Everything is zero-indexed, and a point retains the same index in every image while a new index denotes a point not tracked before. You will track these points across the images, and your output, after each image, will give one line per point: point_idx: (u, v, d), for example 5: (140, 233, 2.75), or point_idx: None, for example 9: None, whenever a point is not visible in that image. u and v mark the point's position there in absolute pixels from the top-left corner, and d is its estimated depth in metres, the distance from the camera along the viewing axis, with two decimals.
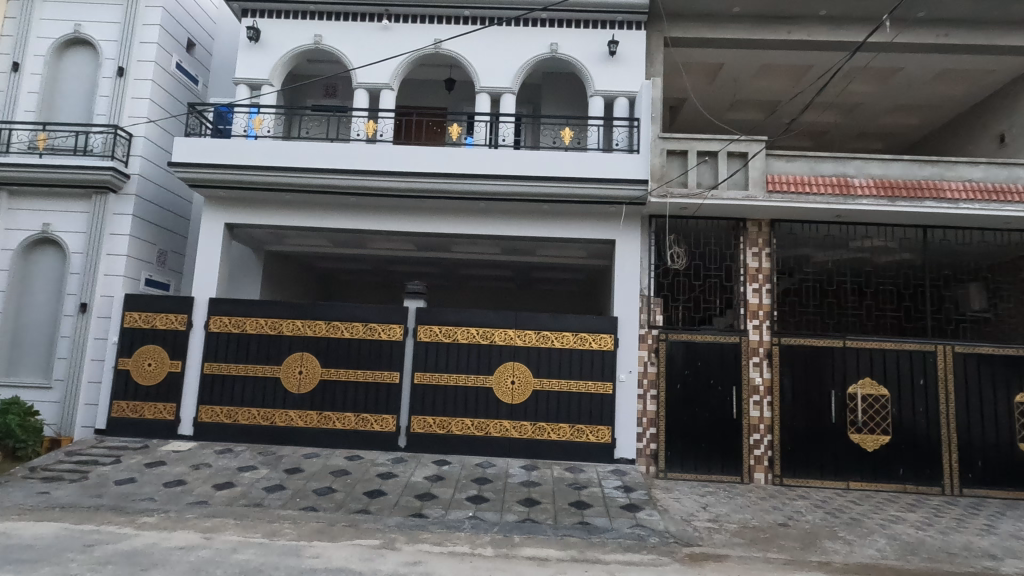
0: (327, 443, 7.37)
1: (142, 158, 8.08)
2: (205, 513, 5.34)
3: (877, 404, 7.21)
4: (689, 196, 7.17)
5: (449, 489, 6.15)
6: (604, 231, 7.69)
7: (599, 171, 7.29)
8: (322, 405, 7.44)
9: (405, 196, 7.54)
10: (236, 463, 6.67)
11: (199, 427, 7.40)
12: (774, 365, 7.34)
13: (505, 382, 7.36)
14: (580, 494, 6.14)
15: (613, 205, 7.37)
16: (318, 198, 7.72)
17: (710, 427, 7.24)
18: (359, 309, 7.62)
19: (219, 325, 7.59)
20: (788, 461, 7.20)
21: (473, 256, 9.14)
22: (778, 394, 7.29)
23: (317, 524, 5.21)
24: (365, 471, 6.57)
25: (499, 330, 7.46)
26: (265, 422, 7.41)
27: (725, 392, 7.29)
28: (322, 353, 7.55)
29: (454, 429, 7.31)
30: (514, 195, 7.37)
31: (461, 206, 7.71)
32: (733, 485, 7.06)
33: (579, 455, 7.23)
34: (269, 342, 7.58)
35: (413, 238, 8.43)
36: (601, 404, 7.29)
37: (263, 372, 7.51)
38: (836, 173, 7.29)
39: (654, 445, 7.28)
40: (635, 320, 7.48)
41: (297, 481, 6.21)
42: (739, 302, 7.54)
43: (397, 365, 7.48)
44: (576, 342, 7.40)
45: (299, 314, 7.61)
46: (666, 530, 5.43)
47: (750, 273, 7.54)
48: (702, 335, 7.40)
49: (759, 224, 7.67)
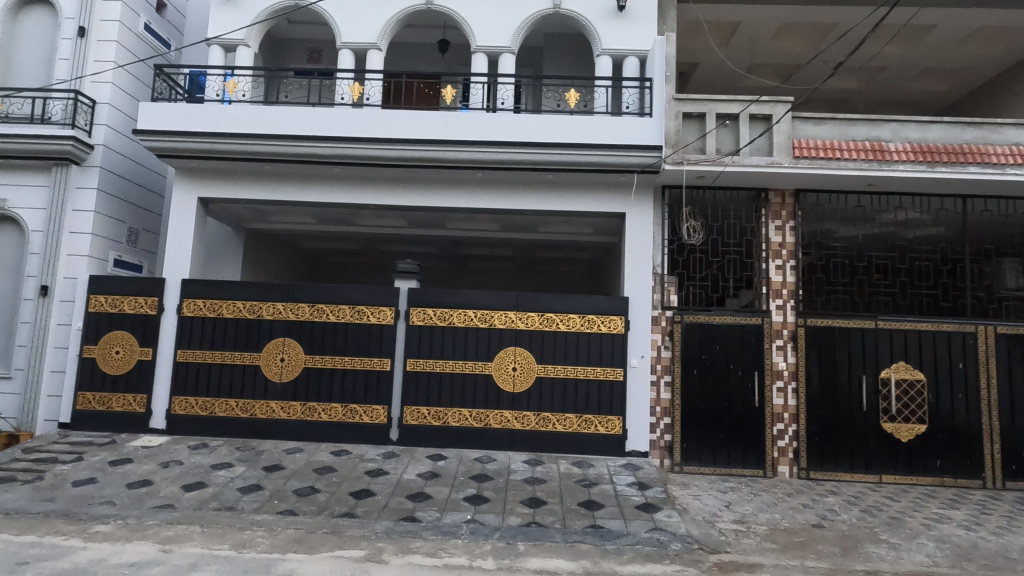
0: (311, 437, 6.75)
1: (107, 126, 7.38)
2: (168, 519, 4.72)
3: (912, 390, 6.59)
4: (707, 162, 6.48)
5: (445, 489, 5.55)
6: (614, 204, 7.04)
7: (608, 137, 6.63)
8: (306, 396, 6.81)
9: (395, 167, 6.86)
10: (210, 460, 6.06)
11: (171, 420, 6.78)
12: (798, 348, 6.73)
13: (506, 370, 6.74)
14: (590, 493, 5.54)
15: (624, 173, 6.70)
16: (300, 169, 7.04)
17: (730, 417, 6.64)
18: (347, 290, 6.98)
19: (193, 309, 6.95)
20: (815, 453, 6.61)
21: (471, 234, 8.49)
22: (804, 380, 6.69)
23: (295, 531, 4.59)
24: (353, 468, 5.96)
25: (499, 312, 6.83)
26: (244, 415, 6.79)
27: (746, 379, 6.68)
28: (306, 339, 6.91)
29: (452, 421, 6.70)
30: (515, 164, 6.70)
31: (456, 177, 7.03)
32: (755, 480, 6.47)
33: (588, 448, 6.63)
34: (248, 327, 6.94)
35: (404, 214, 7.76)
36: (610, 392, 6.69)
37: (241, 360, 6.87)
38: (870, 137, 6.62)
39: (668, 436, 6.69)
40: (647, 301, 6.86)
41: (276, 481, 5.59)
42: (760, 280, 6.92)
43: (388, 352, 6.85)
44: (583, 325, 6.78)
45: (281, 296, 6.97)
46: (688, 534, 4.82)
47: (773, 249, 6.91)
48: (721, 317, 6.76)
49: (781, 195, 7.00)
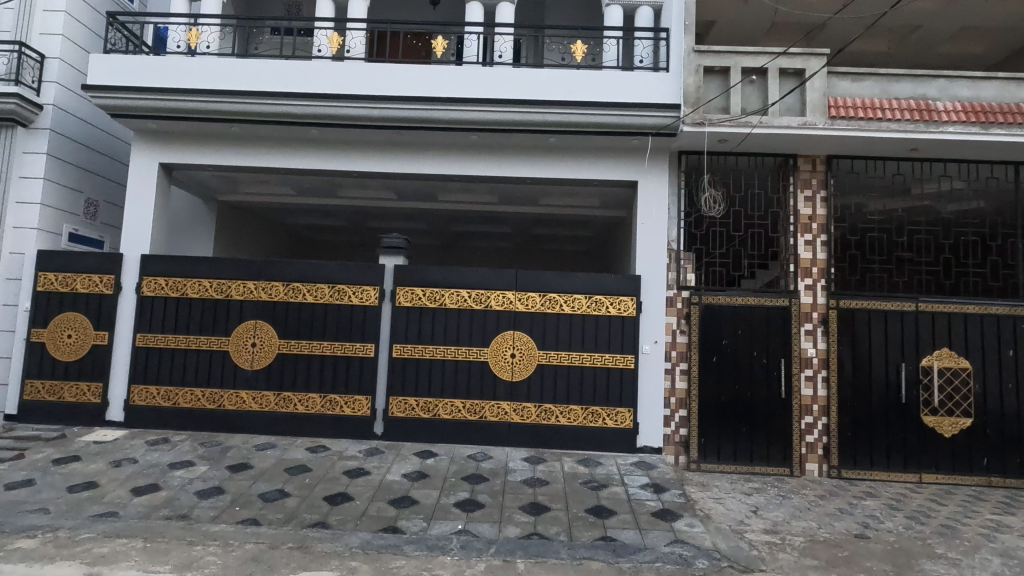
0: (286, 430, 6.06)
1: (58, 84, 6.57)
2: (106, 532, 4.02)
3: (956, 380, 5.90)
4: (731, 122, 5.73)
5: (433, 492, 4.85)
6: (624, 171, 6.30)
7: (619, 95, 5.86)
8: (280, 385, 6.11)
9: (378, 129, 6.10)
10: (169, 458, 5.36)
11: (129, 411, 6.09)
12: (830, 333, 6.04)
13: (503, 357, 6.04)
14: (599, 497, 4.84)
15: (637, 136, 5.95)
16: (272, 131, 6.26)
17: (754, 409, 5.95)
18: (325, 268, 6.25)
19: (153, 288, 6.22)
20: (847, 449, 5.94)
21: (465, 207, 7.74)
22: (835, 368, 6.00)
23: (253, 547, 3.89)
24: (329, 468, 5.26)
25: (496, 292, 6.11)
26: (211, 406, 6.08)
27: (770, 367, 5.98)
28: (280, 321, 6.19)
29: (442, 414, 6.01)
30: (514, 125, 5.93)
31: (448, 141, 6.27)
32: (781, 479, 5.80)
33: (594, 443, 5.96)
34: (215, 308, 6.21)
35: (391, 183, 7.01)
36: (619, 381, 6.01)
37: (208, 345, 6.16)
38: (915, 94, 5.87)
39: (684, 431, 6.02)
40: (661, 280, 6.14)
41: (241, 483, 4.89)
42: (787, 257, 6.22)
43: (371, 337, 6.14)
44: (589, 307, 6.07)
45: (251, 274, 6.23)
46: (715, 548, 4.14)
47: (802, 222, 6.19)
48: (745, 298, 6.04)
49: (812, 161, 6.26)
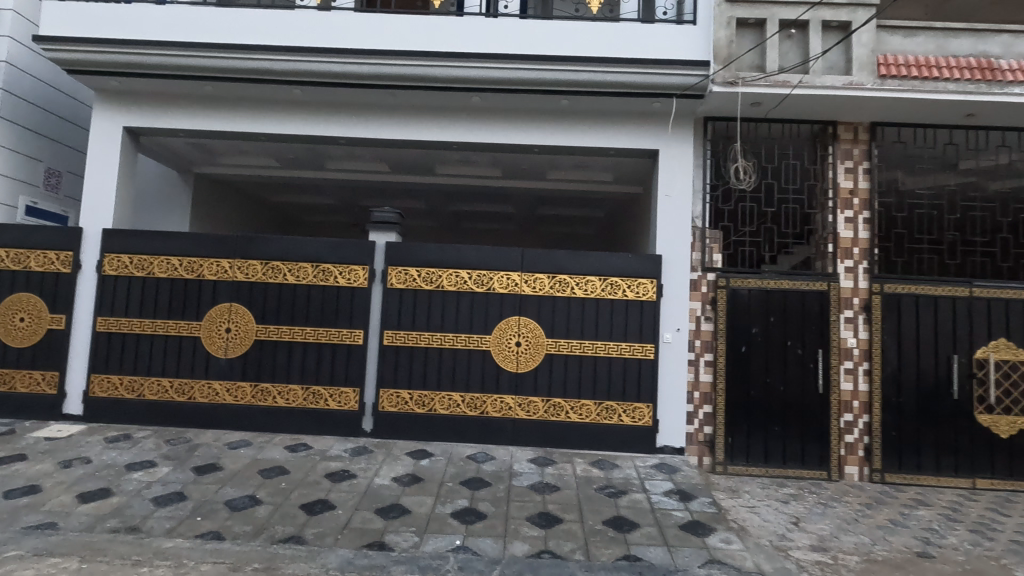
0: (264, 426, 5.42)
1: (10, 38, 5.87)
2: (37, 550, 3.38)
3: (1015, 374, 5.26)
4: (767, 82, 5.06)
5: (427, 499, 4.21)
6: (644, 138, 5.62)
7: (640, 51, 5.18)
8: (257, 376, 5.46)
9: (369, 89, 5.41)
10: (128, 457, 4.72)
11: (88, 404, 5.44)
12: (872, 321, 5.40)
13: (508, 346, 5.40)
14: (617, 507, 4.21)
15: (660, 98, 5.27)
16: (248, 91, 5.57)
17: (787, 405, 5.32)
18: (309, 245, 5.58)
19: (116, 267, 5.56)
20: (891, 451, 5.31)
21: (464, 181, 7.07)
22: (878, 360, 5.37)
23: (211, 570, 3.24)
24: (309, 470, 4.63)
25: (500, 274, 5.45)
26: (180, 398, 5.44)
27: (806, 359, 5.34)
28: (258, 305, 5.53)
29: (439, 409, 5.38)
30: (521, 85, 5.24)
31: (447, 103, 5.59)
32: (818, 485, 5.17)
33: (609, 443, 5.33)
34: (185, 289, 5.55)
35: (383, 153, 6.34)
36: (637, 373, 5.38)
37: (177, 330, 5.51)
38: (975, 52, 5.20)
39: (709, 429, 5.39)
40: (683, 261, 5.48)
41: (206, 488, 4.25)
42: (825, 236, 5.58)
43: (360, 322, 5.49)
44: (604, 291, 5.42)
45: (226, 251, 5.57)
46: (759, 570, 3.50)
47: (842, 197, 5.53)
48: (778, 281, 5.39)
49: (853, 129, 5.59)
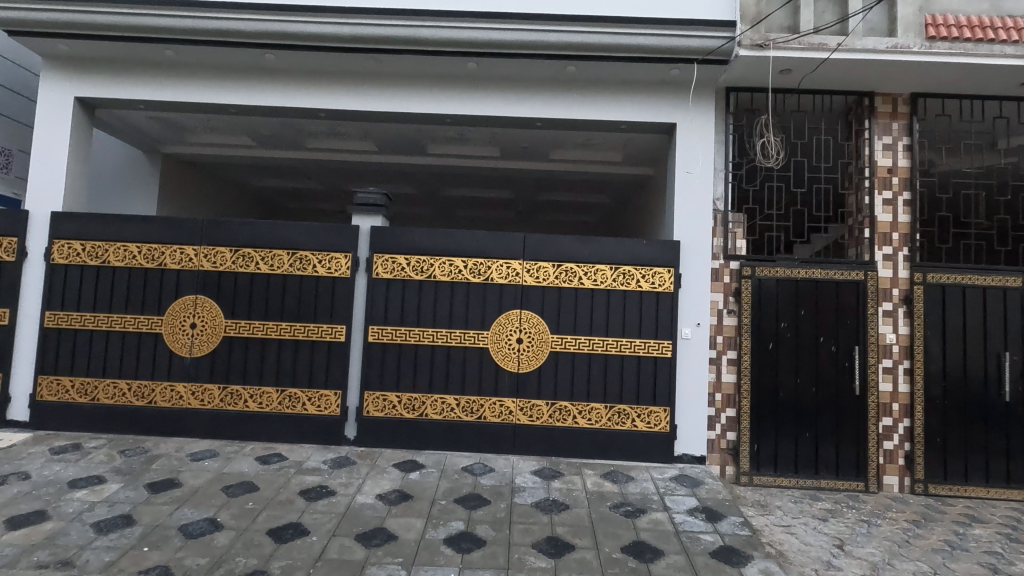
0: (235, 433, 4.83)
1: None
2: None
3: None
4: (802, 45, 4.48)
5: (416, 522, 3.63)
6: (660, 111, 5.02)
7: (658, 10, 4.57)
8: (227, 377, 4.86)
9: (350, 54, 4.78)
10: (74, 472, 4.12)
11: (35, 409, 4.84)
12: (914, 314, 4.83)
13: (507, 343, 4.82)
14: (637, 530, 3.64)
15: (679, 64, 4.67)
16: (215, 56, 4.93)
17: (820, 408, 4.76)
18: (284, 230, 4.96)
19: (66, 255, 4.93)
20: (936, 459, 4.76)
21: (459, 161, 6.47)
22: (921, 358, 4.81)
23: None
24: (282, 486, 4.04)
25: (498, 262, 4.86)
26: (139, 402, 4.84)
27: (841, 357, 4.78)
28: (227, 298, 4.92)
29: (431, 414, 4.81)
30: (524, 49, 4.62)
31: (439, 70, 4.98)
32: (855, 497, 4.62)
33: (621, 451, 4.78)
34: (145, 279, 4.93)
35: (369, 129, 5.72)
36: (653, 373, 4.81)
37: (136, 326, 4.90)
38: None
39: (732, 435, 4.84)
40: (704, 247, 4.90)
41: (159, 510, 3.65)
42: (860, 219, 5.02)
43: (342, 317, 4.90)
44: (616, 281, 4.85)
45: (190, 237, 4.95)
46: None
47: (880, 176, 4.97)
48: (810, 269, 4.81)
49: (892, 101, 5.02)
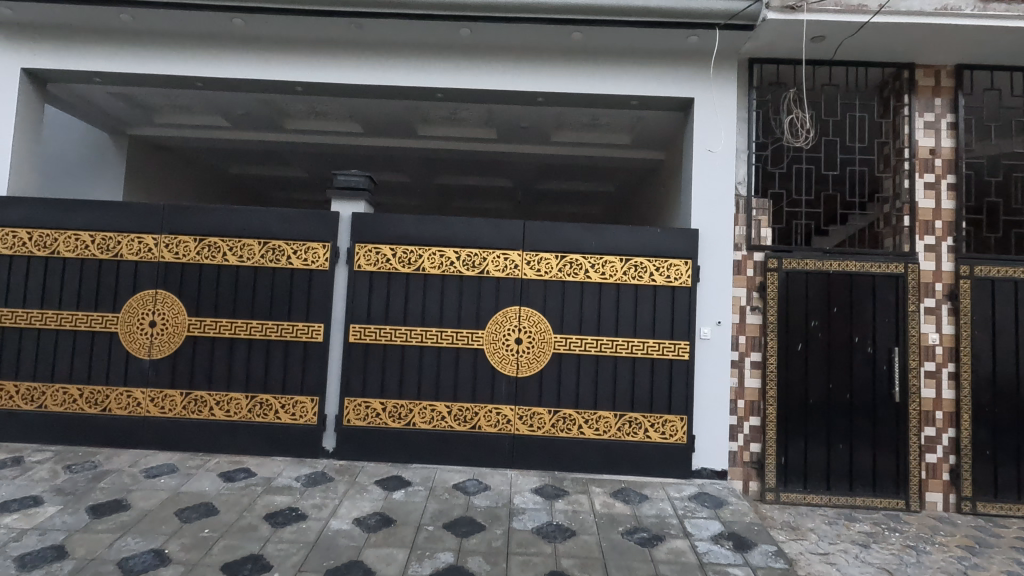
0: (200, 445, 4.32)
1: None
2: None
3: None
4: (838, 7, 3.95)
5: (398, 554, 3.11)
6: (676, 85, 4.48)
7: None
8: (190, 382, 4.34)
9: (328, 19, 4.24)
10: (8, 491, 3.60)
11: None
12: (960, 311, 4.30)
13: (504, 345, 4.31)
14: (655, 563, 3.12)
15: (699, 30, 4.14)
16: (176, 22, 4.38)
17: (855, 417, 4.24)
18: (254, 217, 4.42)
19: (10, 245, 4.41)
20: (985, 474, 4.25)
21: (453, 144, 5.94)
22: (968, 361, 4.29)
23: None
24: (245, 509, 3.52)
25: (494, 253, 4.34)
26: (92, 409, 4.33)
27: (879, 359, 4.25)
28: (191, 293, 4.39)
29: (420, 423, 4.29)
30: (524, 13, 4.08)
31: (429, 38, 4.44)
32: (896, 517, 4.11)
33: (632, 465, 4.26)
34: (99, 272, 4.41)
35: (353, 107, 5.19)
36: (668, 377, 4.29)
37: (89, 325, 4.38)
38: None
39: (756, 447, 4.33)
40: (725, 237, 4.37)
41: (97, 539, 3.13)
42: (899, 206, 4.50)
43: (320, 314, 4.37)
44: (626, 274, 4.32)
45: (149, 226, 4.41)
46: None
47: (921, 157, 4.44)
48: (844, 261, 4.28)
49: (934, 73, 4.49)
